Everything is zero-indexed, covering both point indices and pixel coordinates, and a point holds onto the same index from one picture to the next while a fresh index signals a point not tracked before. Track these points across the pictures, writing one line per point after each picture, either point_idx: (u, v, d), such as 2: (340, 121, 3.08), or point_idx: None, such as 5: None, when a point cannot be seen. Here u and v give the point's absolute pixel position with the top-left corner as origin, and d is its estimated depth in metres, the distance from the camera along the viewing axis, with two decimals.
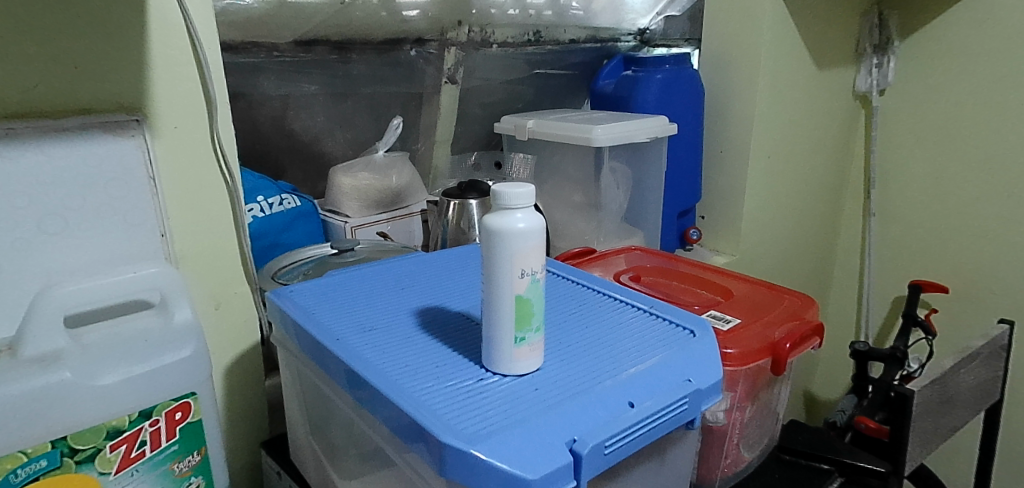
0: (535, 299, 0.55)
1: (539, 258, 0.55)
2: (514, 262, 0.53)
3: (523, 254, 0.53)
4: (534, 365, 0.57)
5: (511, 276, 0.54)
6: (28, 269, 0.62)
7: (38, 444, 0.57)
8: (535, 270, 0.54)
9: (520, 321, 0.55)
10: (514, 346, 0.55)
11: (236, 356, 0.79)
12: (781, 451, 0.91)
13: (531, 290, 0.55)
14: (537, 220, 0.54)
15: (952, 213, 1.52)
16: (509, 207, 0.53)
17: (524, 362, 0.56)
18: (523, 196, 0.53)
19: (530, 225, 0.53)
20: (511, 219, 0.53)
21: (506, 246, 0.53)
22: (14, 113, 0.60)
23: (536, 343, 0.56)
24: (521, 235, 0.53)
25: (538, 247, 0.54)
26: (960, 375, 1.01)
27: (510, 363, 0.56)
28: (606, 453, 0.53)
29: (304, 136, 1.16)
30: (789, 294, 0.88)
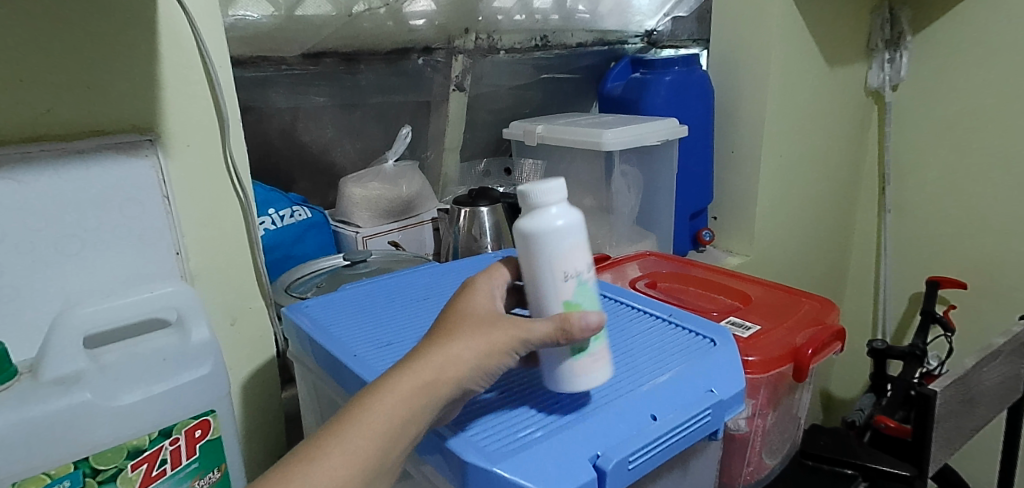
0: (585, 304, 0.52)
1: (582, 257, 0.52)
2: (558, 262, 0.51)
3: (565, 253, 0.51)
4: (597, 377, 0.53)
5: (557, 280, 0.51)
6: (46, 292, 0.63)
7: (61, 465, 0.57)
8: (581, 270, 0.52)
9: None
10: (572, 358, 0.52)
11: (253, 371, 0.79)
12: (803, 456, 0.95)
13: (581, 292, 0.52)
14: (570, 217, 0.52)
15: (968, 207, 1.50)
16: (540, 205, 0.52)
17: (586, 375, 0.53)
18: (551, 191, 0.52)
19: (564, 222, 0.51)
20: (546, 217, 0.51)
21: (544, 247, 0.51)
22: (30, 136, 0.60)
23: (597, 353, 0.53)
24: (558, 234, 0.51)
25: (577, 245, 0.52)
26: (982, 373, 0.98)
27: (569, 375, 0.52)
28: (631, 468, 0.52)
29: (314, 148, 1.16)
30: (810, 299, 0.87)
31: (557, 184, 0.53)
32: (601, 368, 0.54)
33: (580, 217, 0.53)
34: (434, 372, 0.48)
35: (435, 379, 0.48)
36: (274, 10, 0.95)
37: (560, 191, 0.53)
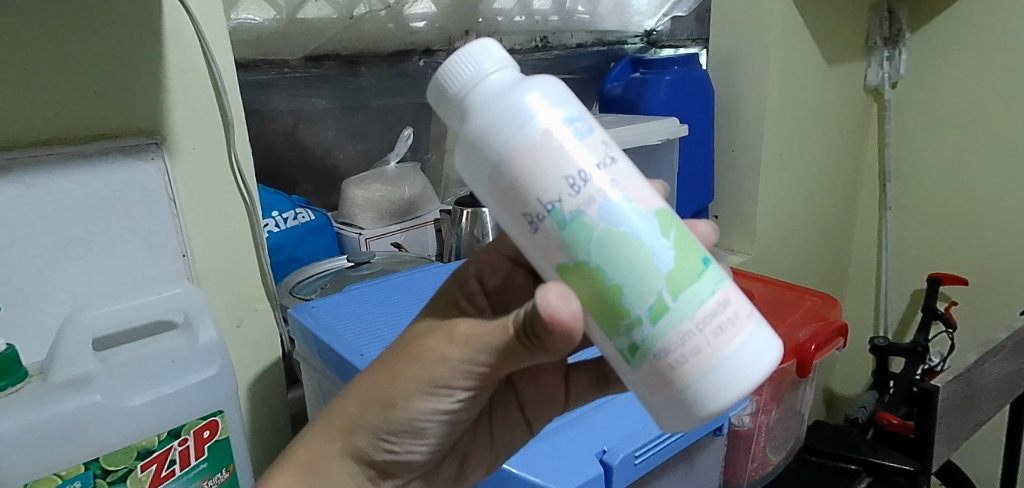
0: (591, 257, 0.36)
1: (541, 177, 0.36)
2: (513, 192, 0.37)
3: (515, 179, 0.37)
4: (697, 379, 0.37)
5: (525, 220, 0.38)
6: (55, 295, 0.63)
7: (72, 466, 0.58)
8: (553, 196, 0.37)
9: (610, 316, 0.37)
10: (634, 363, 0.38)
11: (258, 374, 0.80)
12: (807, 452, 0.96)
13: (574, 240, 0.37)
14: (503, 114, 0.37)
15: (969, 203, 1.51)
16: (461, 118, 0.39)
17: (676, 382, 0.37)
18: (468, 76, 0.38)
19: (492, 125, 0.37)
20: (467, 143, 0.38)
21: (481, 171, 0.38)
22: (39, 140, 0.61)
23: (675, 345, 0.36)
24: (488, 161, 0.38)
25: (520, 160, 0.37)
26: (983, 369, 0.97)
27: (654, 388, 0.38)
28: (637, 463, 0.57)
29: (315, 151, 1.14)
30: (810, 295, 0.87)
31: (486, 60, 0.39)
32: (696, 371, 0.36)
33: (532, 104, 0.37)
34: (325, 454, 0.47)
35: (330, 462, 0.47)
36: (275, 13, 0.96)
37: (487, 69, 0.38)
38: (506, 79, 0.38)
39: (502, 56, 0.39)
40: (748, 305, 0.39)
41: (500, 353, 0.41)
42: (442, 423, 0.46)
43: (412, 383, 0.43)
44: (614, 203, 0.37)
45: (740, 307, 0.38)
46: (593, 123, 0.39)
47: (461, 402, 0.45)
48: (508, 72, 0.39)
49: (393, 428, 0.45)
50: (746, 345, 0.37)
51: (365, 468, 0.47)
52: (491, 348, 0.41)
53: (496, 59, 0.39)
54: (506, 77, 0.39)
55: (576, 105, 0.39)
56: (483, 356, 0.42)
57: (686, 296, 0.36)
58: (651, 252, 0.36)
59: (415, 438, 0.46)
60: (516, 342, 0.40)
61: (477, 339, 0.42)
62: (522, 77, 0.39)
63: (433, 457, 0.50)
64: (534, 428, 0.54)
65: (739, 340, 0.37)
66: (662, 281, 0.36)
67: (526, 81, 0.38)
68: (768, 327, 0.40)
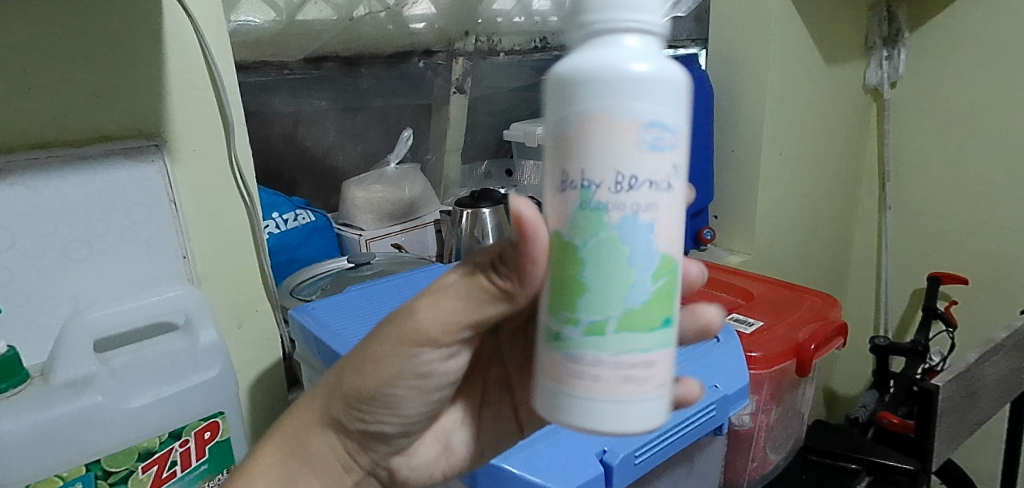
0: (586, 249, 0.36)
1: (602, 158, 0.35)
2: (564, 147, 0.36)
3: (578, 138, 0.35)
4: (576, 400, 0.36)
5: (558, 177, 0.36)
6: (56, 297, 0.63)
7: (73, 467, 0.58)
8: (596, 180, 0.35)
9: (563, 298, 0.37)
10: (550, 347, 0.38)
11: (258, 375, 0.80)
12: (807, 451, 0.96)
13: (580, 224, 0.36)
14: (609, 74, 0.34)
15: (968, 202, 1.51)
16: (587, 45, 0.35)
17: (566, 389, 0.37)
18: (609, 17, 0.35)
19: (597, 76, 0.34)
20: (570, 72, 0.35)
21: (556, 104, 0.36)
22: (39, 142, 0.61)
23: (584, 361, 0.36)
24: (572, 106, 0.35)
25: (597, 129, 0.35)
26: (983, 368, 0.97)
27: (548, 379, 0.38)
28: (637, 463, 0.58)
29: (315, 152, 1.14)
30: (810, 294, 0.88)
31: (641, 10, 0.35)
32: (585, 395, 0.36)
33: (644, 83, 0.34)
34: (307, 427, 0.49)
35: (310, 433, 0.49)
36: (275, 14, 0.96)
37: (630, 24, 0.35)
38: (640, 44, 0.35)
39: (659, 14, 0.35)
40: (671, 379, 0.39)
41: (469, 306, 0.41)
42: (413, 390, 0.46)
43: (384, 349, 0.44)
44: (636, 223, 0.35)
45: (663, 376, 0.37)
46: (683, 141, 0.37)
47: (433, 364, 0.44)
48: (647, 41, 0.35)
49: (365, 399, 0.45)
50: (642, 410, 0.37)
51: (344, 441, 0.49)
52: (462, 307, 0.41)
53: (640, 20, 0.35)
54: (641, 46, 0.35)
55: (681, 113, 0.36)
56: (451, 311, 0.41)
57: (627, 337, 0.36)
58: (630, 282, 0.36)
59: (389, 410, 0.47)
60: (484, 289, 0.40)
61: (449, 297, 0.41)
62: (656, 53, 0.35)
63: (410, 432, 0.51)
64: (524, 431, 0.55)
65: (639, 402, 0.36)
66: (619, 310, 0.36)
67: (657, 58, 0.35)
68: (673, 404, 0.39)
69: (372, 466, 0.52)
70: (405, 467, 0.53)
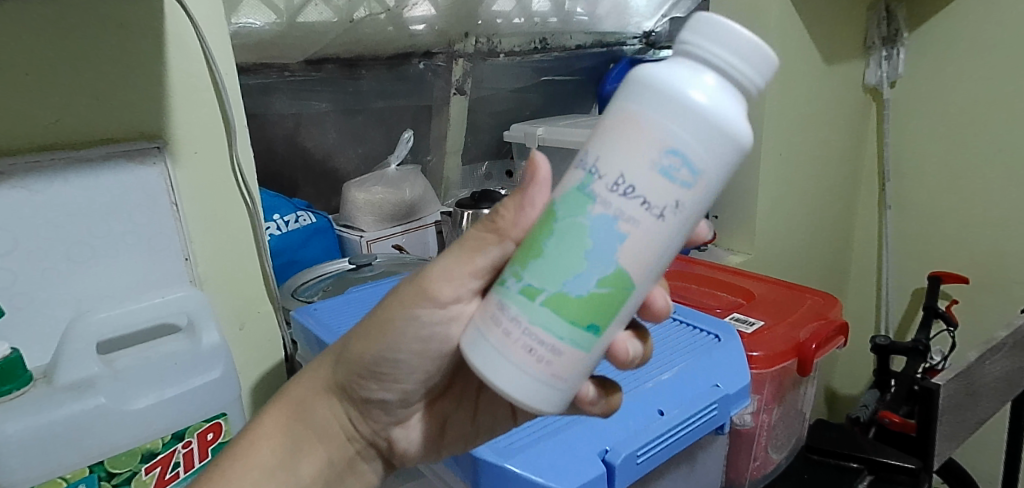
0: (558, 222, 0.39)
1: (618, 158, 0.38)
2: (600, 132, 0.39)
3: (613, 130, 0.38)
4: (481, 340, 0.40)
5: (580, 154, 0.40)
6: (58, 299, 0.64)
7: (77, 469, 0.58)
8: (602, 174, 0.38)
9: (524, 255, 0.40)
10: (495, 289, 0.41)
11: (261, 376, 0.80)
12: (809, 450, 0.96)
13: (567, 200, 0.39)
14: (668, 89, 0.37)
15: (968, 201, 1.51)
16: (671, 63, 0.38)
17: (482, 328, 0.40)
18: (705, 49, 0.38)
19: (661, 86, 0.37)
20: (644, 76, 0.38)
21: (619, 94, 0.40)
22: (40, 145, 0.61)
23: (505, 311, 0.39)
24: (629, 103, 0.38)
25: (632, 132, 0.37)
26: (985, 366, 0.97)
27: (478, 314, 0.41)
28: (639, 462, 0.58)
29: (317, 154, 1.15)
30: (811, 294, 0.88)
31: (734, 52, 0.37)
32: (490, 339, 0.39)
33: (692, 114, 0.36)
34: (311, 395, 0.53)
35: (315, 400, 0.53)
36: (275, 17, 0.96)
37: (717, 63, 0.37)
38: (716, 84, 0.37)
39: (750, 69, 0.38)
40: (571, 382, 0.39)
41: (466, 257, 0.44)
42: (416, 357, 0.48)
43: (387, 312, 0.47)
44: (606, 224, 0.38)
45: (563, 372, 0.39)
46: (700, 189, 0.38)
47: (440, 325, 0.45)
48: (722, 87, 0.37)
49: (368, 364, 0.49)
50: (525, 381, 0.38)
51: (348, 408, 0.53)
52: (459, 262, 0.44)
53: (724, 65, 0.37)
54: (715, 86, 0.37)
55: (713, 165, 0.37)
56: (451, 266, 0.44)
57: (547, 314, 0.38)
58: (577, 270, 0.38)
59: (391, 378, 0.50)
60: (482, 239, 0.43)
61: (450, 255, 0.44)
62: (724, 100, 0.37)
63: (409, 403, 0.54)
64: (518, 419, 0.56)
65: (526, 373, 0.38)
66: (556, 288, 0.38)
67: (720, 101, 0.37)
68: (560, 409, 0.40)
69: (373, 436, 0.55)
70: (403, 439, 0.56)
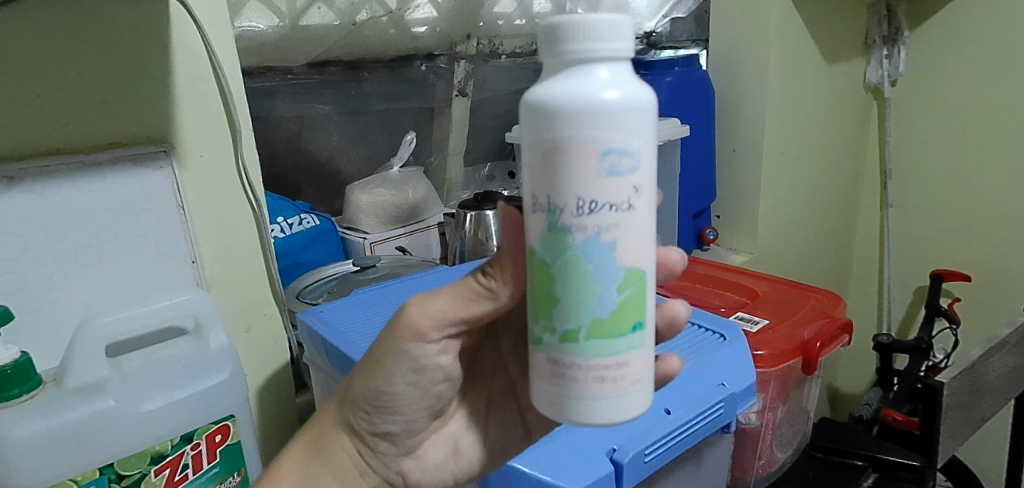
0: (554, 267, 0.39)
1: (563, 189, 0.37)
2: (535, 172, 0.39)
3: (546, 168, 0.38)
4: (556, 401, 0.40)
5: (532, 198, 0.39)
6: (67, 303, 0.64)
7: (87, 471, 0.59)
8: (560, 206, 0.38)
9: (540, 309, 0.40)
10: (535, 347, 0.42)
11: (268, 378, 0.81)
12: (813, 449, 0.97)
13: (550, 243, 0.39)
14: (572, 107, 0.36)
15: (969, 199, 1.51)
16: (555, 77, 0.37)
17: (551, 387, 0.41)
18: (575, 49, 0.36)
19: (562, 109, 0.36)
20: (537, 103, 0.37)
21: (526, 129, 0.38)
22: (50, 150, 0.61)
23: (562, 364, 0.40)
24: (539, 137, 0.37)
25: (562, 164, 0.37)
26: (987, 364, 0.98)
27: (538, 378, 0.42)
28: (647, 461, 0.58)
29: (320, 156, 1.16)
30: (816, 293, 0.88)
31: (610, 38, 0.36)
32: (567, 393, 0.40)
33: (607, 117, 0.36)
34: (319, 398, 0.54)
35: (329, 439, 0.53)
36: (277, 20, 0.95)
37: (596, 56, 0.36)
38: (608, 74, 0.36)
39: (624, 40, 0.37)
40: (644, 374, 0.41)
41: (459, 304, 0.45)
42: (412, 386, 0.49)
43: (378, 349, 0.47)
44: (598, 243, 0.38)
45: (635, 373, 0.40)
46: (647, 163, 0.38)
47: (430, 357, 0.48)
48: (612, 72, 0.36)
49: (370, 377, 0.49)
50: (619, 404, 0.40)
51: (356, 443, 0.52)
52: (453, 310, 0.45)
53: (606, 55, 0.36)
54: (606, 77, 0.36)
55: (645, 138, 0.38)
56: (443, 306, 0.45)
57: (597, 343, 0.39)
58: (596, 295, 0.39)
59: (395, 406, 0.50)
60: (473, 287, 0.45)
61: (436, 296, 0.46)
62: (624, 82, 0.36)
63: (415, 432, 0.53)
64: (531, 435, 0.56)
65: (612, 399, 0.39)
66: (588, 319, 0.39)
67: (622, 88, 0.36)
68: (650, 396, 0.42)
69: (384, 471, 0.54)
70: (416, 469, 0.54)
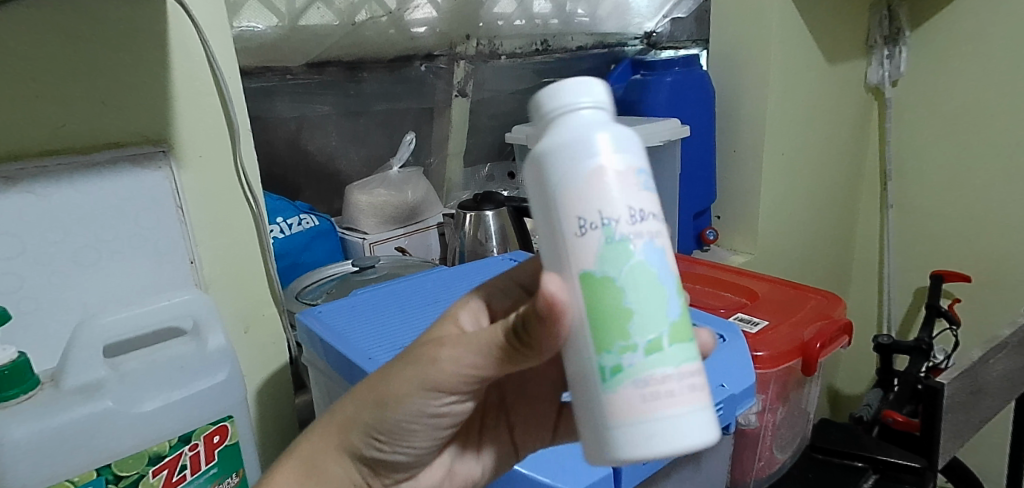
0: (622, 280, 0.37)
1: (607, 203, 0.37)
2: (569, 198, 0.37)
3: (586, 188, 0.37)
4: (649, 428, 0.36)
5: (572, 224, 0.37)
6: (65, 303, 0.64)
7: (85, 472, 0.58)
8: (609, 219, 0.37)
9: (609, 333, 0.37)
10: (604, 384, 0.37)
11: (267, 378, 0.80)
12: (812, 450, 0.96)
13: (609, 260, 0.37)
14: (594, 131, 0.37)
15: (969, 199, 1.51)
16: (561, 115, 0.39)
17: (640, 416, 0.37)
18: (574, 92, 0.39)
19: (587, 134, 0.37)
20: (557, 137, 0.38)
21: (549, 164, 0.38)
22: (47, 150, 0.61)
23: (651, 383, 0.37)
24: (570, 164, 0.37)
25: (601, 181, 0.37)
26: (989, 365, 0.98)
27: (616, 415, 0.37)
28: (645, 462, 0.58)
29: (319, 157, 1.17)
30: (816, 294, 0.88)
31: (599, 84, 0.40)
32: (662, 414, 0.37)
33: (622, 138, 0.38)
34: None
35: (327, 459, 0.49)
36: (276, 20, 0.95)
37: (593, 96, 0.39)
38: (606, 109, 0.39)
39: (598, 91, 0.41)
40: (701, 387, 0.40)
41: (491, 361, 0.42)
42: (429, 426, 0.47)
43: (400, 385, 0.44)
44: (654, 247, 0.38)
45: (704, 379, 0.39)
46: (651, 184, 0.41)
47: (451, 406, 0.46)
48: (607, 109, 0.39)
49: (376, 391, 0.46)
50: (708, 414, 0.38)
51: (360, 467, 0.49)
52: (485, 364, 0.42)
53: (595, 96, 0.39)
54: (604, 112, 0.39)
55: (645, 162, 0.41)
56: (473, 361, 0.42)
57: (678, 348, 0.38)
58: (666, 298, 0.38)
59: (406, 440, 0.48)
60: (506, 348, 0.41)
61: (470, 352, 0.42)
62: (618, 118, 0.40)
63: (421, 460, 0.52)
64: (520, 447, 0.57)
65: (704, 406, 0.38)
66: (665, 325, 0.38)
67: (622, 122, 0.39)
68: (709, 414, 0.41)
69: None
70: None
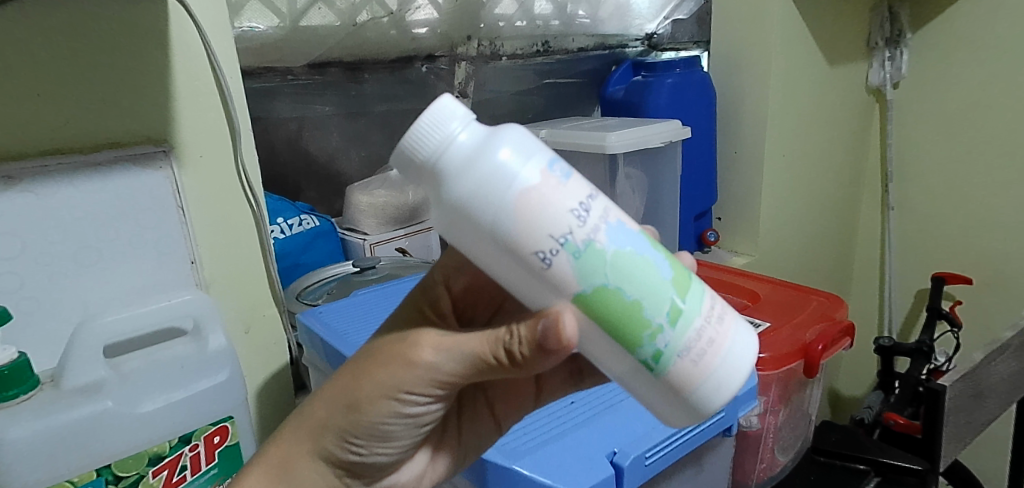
0: (615, 278, 0.37)
1: (548, 223, 0.36)
2: (514, 239, 0.37)
3: (524, 219, 0.36)
4: (714, 379, 0.40)
5: (534, 260, 0.37)
6: (65, 302, 0.64)
7: (85, 472, 0.58)
8: (563, 232, 0.37)
9: (634, 332, 0.38)
10: (656, 372, 0.39)
11: (267, 378, 0.80)
12: (814, 452, 0.96)
13: (588, 270, 0.37)
14: (491, 162, 0.37)
15: (971, 201, 1.51)
16: (444, 165, 0.38)
17: (696, 380, 0.39)
18: (439, 135, 0.38)
19: (483, 174, 0.37)
20: (459, 190, 0.37)
21: (472, 221, 0.37)
22: (49, 150, 0.61)
23: (691, 345, 0.39)
24: (492, 209, 0.37)
25: (532, 206, 0.36)
26: (992, 366, 0.97)
27: (677, 388, 0.40)
28: (646, 464, 0.59)
29: (320, 157, 1.15)
30: (816, 295, 0.87)
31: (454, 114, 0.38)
32: (709, 366, 0.39)
33: (511, 153, 0.37)
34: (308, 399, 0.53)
35: (304, 459, 0.47)
36: (278, 21, 0.96)
37: (455, 128, 0.38)
38: (475, 131, 0.38)
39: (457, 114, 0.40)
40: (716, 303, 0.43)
41: (473, 370, 0.43)
42: (409, 425, 0.47)
43: (375, 388, 0.44)
44: (616, 229, 0.38)
45: (718, 302, 0.42)
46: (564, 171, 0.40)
47: (432, 408, 0.46)
48: (476, 129, 0.39)
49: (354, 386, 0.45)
50: (737, 332, 0.41)
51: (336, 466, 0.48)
52: (468, 373, 0.43)
53: (457, 129, 0.38)
54: (477, 133, 0.38)
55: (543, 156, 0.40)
56: (453, 369, 0.43)
57: (690, 299, 0.39)
58: (656, 266, 0.39)
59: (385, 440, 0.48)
60: (487, 360, 0.42)
61: (456, 360, 0.43)
62: (489, 129, 0.39)
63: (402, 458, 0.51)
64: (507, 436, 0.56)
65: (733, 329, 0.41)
66: (670, 290, 0.39)
67: (497, 132, 0.38)
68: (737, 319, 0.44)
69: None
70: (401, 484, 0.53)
